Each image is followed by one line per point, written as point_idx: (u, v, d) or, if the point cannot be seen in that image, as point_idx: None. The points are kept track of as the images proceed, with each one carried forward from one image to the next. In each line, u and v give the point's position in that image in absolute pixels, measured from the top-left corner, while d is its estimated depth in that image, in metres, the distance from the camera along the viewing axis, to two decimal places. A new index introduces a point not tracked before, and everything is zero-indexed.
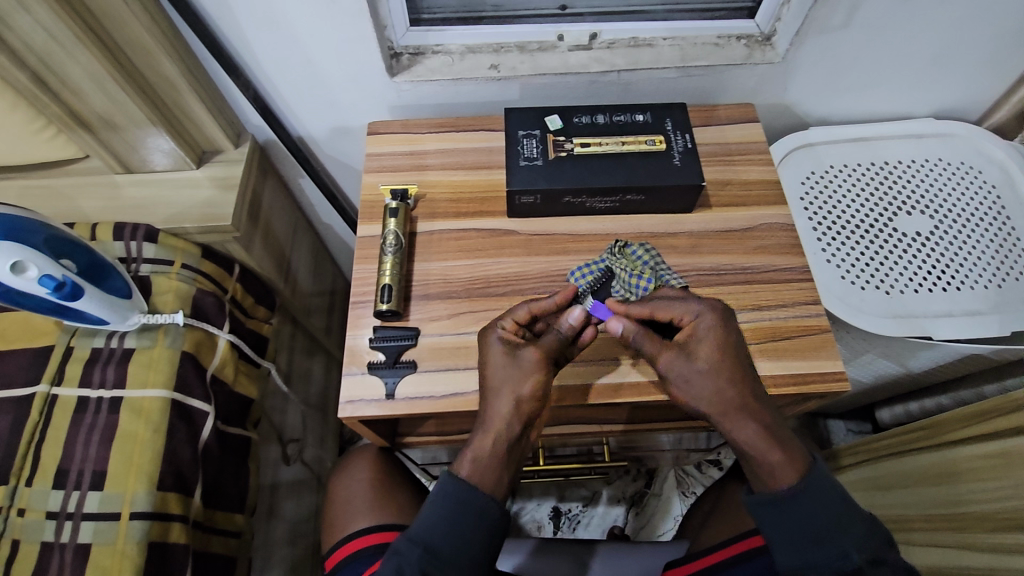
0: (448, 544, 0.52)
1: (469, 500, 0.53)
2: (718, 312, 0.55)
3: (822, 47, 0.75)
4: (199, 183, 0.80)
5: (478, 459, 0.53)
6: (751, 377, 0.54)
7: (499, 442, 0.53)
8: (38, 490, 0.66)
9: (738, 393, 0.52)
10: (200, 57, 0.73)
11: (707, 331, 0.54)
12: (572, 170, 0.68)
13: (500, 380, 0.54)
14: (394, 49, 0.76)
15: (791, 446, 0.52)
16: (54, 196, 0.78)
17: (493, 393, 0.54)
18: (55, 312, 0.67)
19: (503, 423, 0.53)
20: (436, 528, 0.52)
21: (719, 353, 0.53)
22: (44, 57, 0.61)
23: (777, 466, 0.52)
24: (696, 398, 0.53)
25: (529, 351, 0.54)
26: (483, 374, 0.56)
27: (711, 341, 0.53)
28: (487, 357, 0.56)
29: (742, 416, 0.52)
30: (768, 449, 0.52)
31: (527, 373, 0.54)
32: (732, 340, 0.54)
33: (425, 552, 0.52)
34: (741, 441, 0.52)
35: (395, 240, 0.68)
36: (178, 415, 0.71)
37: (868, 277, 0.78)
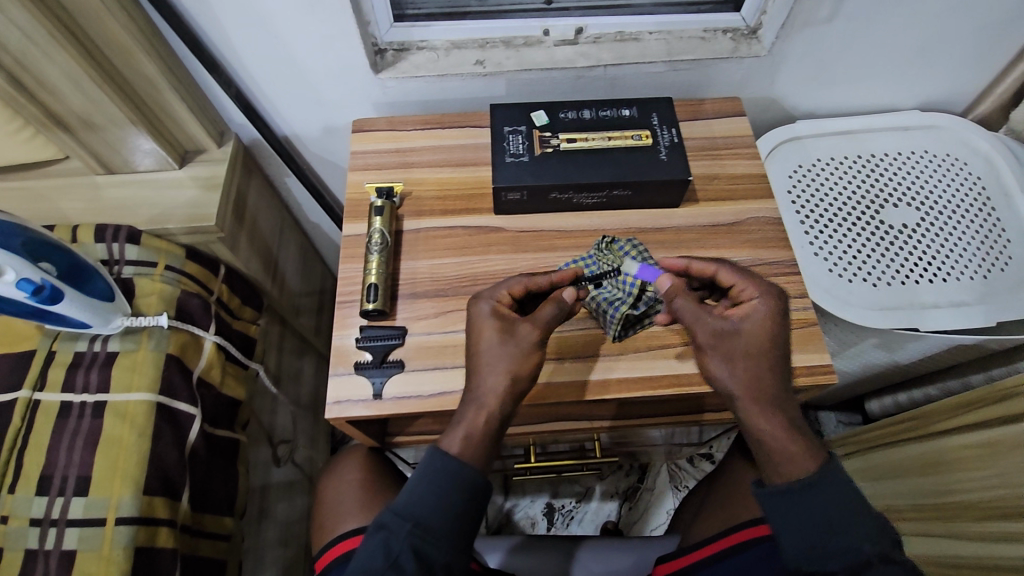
0: (437, 517, 0.51)
1: (458, 473, 0.51)
2: (775, 295, 0.57)
3: (807, 40, 0.75)
4: (182, 184, 0.79)
5: (470, 436, 0.52)
6: (787, 366, 0.55)
7: (480, 426, 0.52)
8: (22, 497, 0.65)
9: (775, 380, 0.53)
10: (180, 54, 0.72)
11: (760, 314, 0.55)
12: (559, 167, 0.67)
13: (494, 356, 0.53)
14: (378, 45, 0.75)
15: (808, 438, 0.53)
16: (34, 198, 0.77)
17: (485, 368, 0.53)
18: (34, 316, 0.66)
19: (491, 404, 0.52)
20: (425, 502, 0.51)
21: (767, 340, 0.54)
22: (18, 56, 0.60)
23: (794, 456, 0.52)
24: (730, 372, 0.53)
25: (528, 328, 0.54)
26: (473, 349, 0.55)
27: (761, 324, 0.55)
28: (482, 329, 0.55)
29: (772, 401, 0.53)
30: (787, 439, 0.52)
31: (522, 353, 0.53)
32: (782, 327, 0.56)
33: (414, 527, 0.50)
34: (762, 428, 0.53)
35: (380, 239, 0.67)
36: (163, 418, 0.70)
37: (855, 270, 0.79)
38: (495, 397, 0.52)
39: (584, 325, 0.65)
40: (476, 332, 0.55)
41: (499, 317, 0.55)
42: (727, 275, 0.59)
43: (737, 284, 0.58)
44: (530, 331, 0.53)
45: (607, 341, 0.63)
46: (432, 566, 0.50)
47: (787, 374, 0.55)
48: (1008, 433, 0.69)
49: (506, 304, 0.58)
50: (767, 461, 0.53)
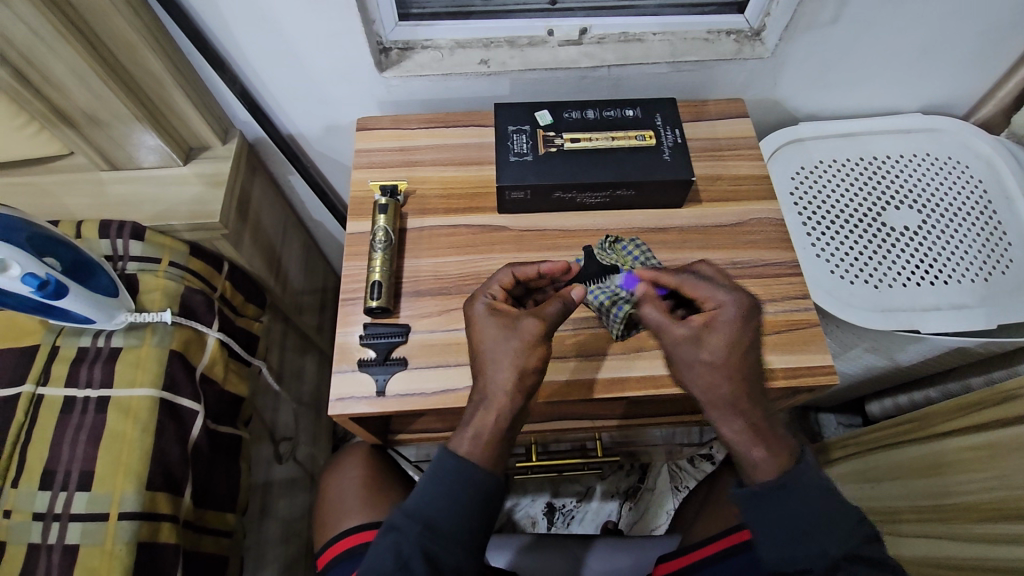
0: (446, 520, 0.51)
1: (469, 475, 0.51)
2: (744, 302, 0.53)
3: (810, 43, 0.75)
4: (187, 181, 0.80)
5: (481, 435, 0.51)
6: (755, 372, 0.53)
7: (490, 426, 0.52)
8: (25, 492, 0.65)
9: (738, 388, 0.52)
10: (185, 51, 0.72)
11: (724, 323, 0.53)
12: (562, 166, 0.67)
13: (499, 353, 0.53)
14: (383, 44, 0.76)
15: (775, 441, 0.52)
16: (38, 194, 0.77)
17: (491, 366, 0.52)
18: (38, 311, 0.66)
19: (500, 401, 0.52)
20: (435, 503, 0.51)
21: (729, 348, 0.52)
22: (25, 52, 0.60)
23: (760, 460, 0.52)
24: (693, 379, 0.53)
25: (531, 321, 0.53)
26: (476, 348, 0.54)
27: (726, 332, 0.52)
28: (484, 327, 0.54)
29: (735, 408, 0.52)
30: (752, 443, 0.52)
31: (527, 347, 0.52)
32: (748, 335, 0.53)
33: (424, 528, 0.51)
34: (728, 432, 0.52)
35: (384, 237, 0.68)
36: (166, 414, 0.70)
37: (857, 272, 0.79)
38: (504, 394, 0.52)
39: (587, 324, 0.65)
40: (478, 330, 0.55)
41: (499, 314, 0.55)
42: (692, 283, 0.55)
43: (701, 291, 0.55)
44: (534, 326, 0.53)
45: (609, 340, 0.64)
46: (441, 569, 0.50)
47: (754, 381, 0.53)
48: (1009, 435, 0.69)
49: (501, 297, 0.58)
50: (736, 461, 0.53)
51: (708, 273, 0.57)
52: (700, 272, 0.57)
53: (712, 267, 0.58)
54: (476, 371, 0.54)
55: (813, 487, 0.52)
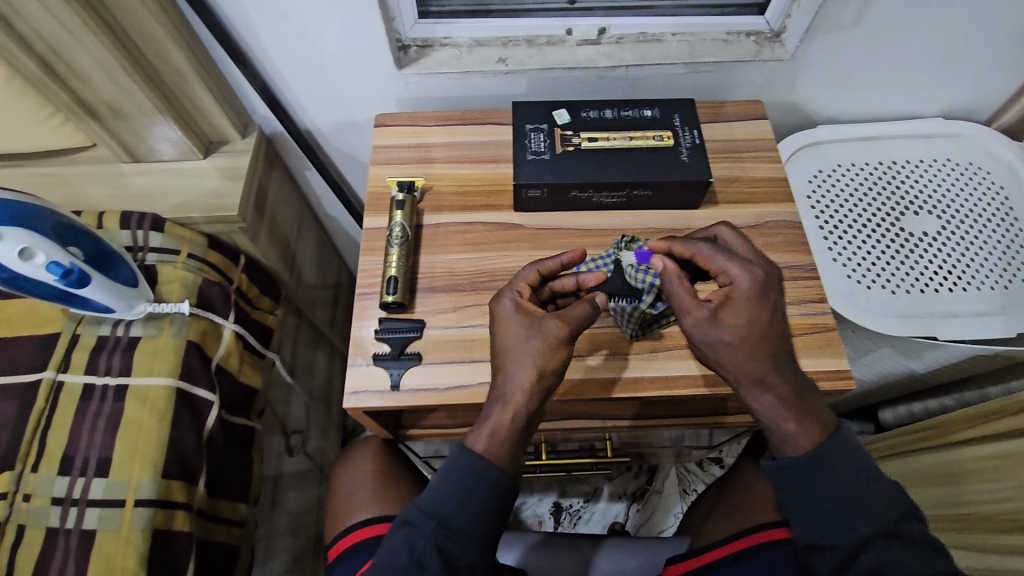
0: (460, 517, 0.51)
1: (482, 474, 0.51)
2: (762, 273, 0.51)
3: (832, 45, 0.75)
4: (206, 174, 0.80)
5: (496, 434, 0.51)
6: (781, 342, 0.51)
7: (506, 425, 0.51)
8: (44, 477, 0.66)
9: (764, 361, 0.49)
10: (207, 46, 0.73)
11: (743, 295, 0.50)
12: (580, 165, 0.67)
13: (521, 351, 0.52)
14: (403, 41, 0.76)
15: (807, 415, 0.51)
16: (61, 184, 0.78)
17: (512, 364, 0.52)
18: (61, 299, 0.67)
19: (519, 400, 0.51)
20: (449, 501, 0.51)
21: (751, 323, 0.50)
22: (52, 44, 0.61)
23: (794, 435, 0.51)
24: (716, 356, 0.50)
25: (555, 322, 0.53)
26: (498, 345, 0.54)
27: (746, 305, 0.50)
28: (507, 324, 0.54)
29: (765, 383, 0.50)
30: (785, 419, 0.50)
31: (547, 344, 0.52)
32: (770, 305, 0.51)
33: (438, 525, 0.51)
34: (759, 409, 0.51)
35: (401, 232, 0.68)
36: (183, 404, 0.71)
37: (874, 277, 0.78)
38: (521, 394, 0.51)
39: (601, 323, 0.65)
40: (501, 327, 0.54)
41: (524, 312, 0.55)
42: (709, 254, 0.53)
43: (717, 263, 0.53)
44: (558, 328, 0.52)
45: (623, 340, 0.64)
46: (454, 563, 0.51)
47: (780, 353, 0.50)
48: None
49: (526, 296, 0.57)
50: (770, 438, 0.52)
51: (728, 241, 0.57)
52: (716, 244, 0.55)
53: (731, 236, 0.57)
54: (496, 368, 0.54)
55: (834, 491, 0.51)
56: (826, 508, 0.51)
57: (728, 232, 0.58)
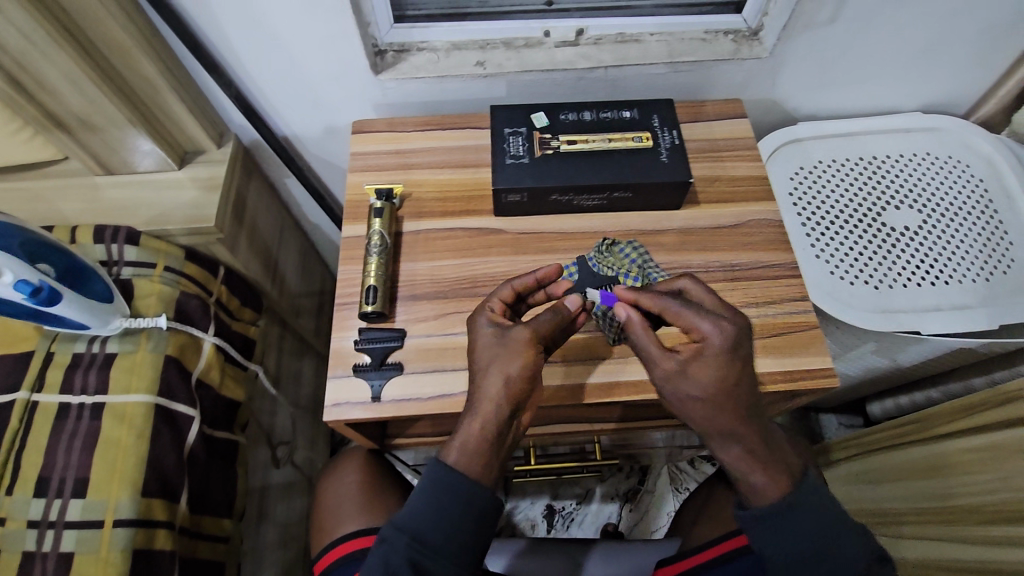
0: (433, 533, 0.50)
1: (455, 487, 0.50)
2: (721, 330, 0.51)
3: (809, 42, 0.75)
4: (183, 185, 0.79)
5: (466, 444, 0.51)
6: (749, 397, 0.51)
7: (476, 434, 0.51)
8: (19, 499, 0.65)
9: (732, 417, 0.50)
10: (179, 54, 0.72)
11: (711, 354, 0.50)
12: (559, 169, 0.67)
13: (487, 361, 0.53)
14: (379, 46, 0.75)
15: (775, 465, 0.50)
16: (33, 199, 0.77)
17: (480, 374, 0.52)
18: (33, 317, 0.66)
19: (486, 409, 0.51)
20: (423, 516, 0.50)
21: (721, 379, 0.50)
22: (17, 57, 0.60)
23: (761, 486, 0.50)
24: (683, 410, 0.51)
25: (521, 330, 0.53)
26: (470, 357, 0.54)
27: (716, 362, 0.50)
28: (478, 335, 0.55)
29: (731, 436, 0.50)
30: (752, 472, 0.50)
31: (516, 355, 0.52)
32: (734, 363, 0.50)
33: (412, 541, 0.50)
34: (727, 460, 0.51)
35: (380, 241, 0.67)
36: (162, 420, 0.70)
37: (857, 272, 0.78)
38: (489, 402, 0.51)
39: (584, 328, 0.64)
40: (473, 339, 0.55)
41: (496, 326, 0.55)
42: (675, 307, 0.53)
43: (684, 318, 0.52)
44: (522, 333, 0.53)
45: (606, 343, 0.63)
46: None
47: (750, 409, 0.50)
48: (1011, 436, 0.68)
49: (500, 312, 0.58)
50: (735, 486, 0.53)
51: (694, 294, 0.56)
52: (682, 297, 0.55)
53: (697, 284, 0.57)
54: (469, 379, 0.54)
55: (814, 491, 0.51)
56: (814, 509, 0.51)
57: (691, 281, 0.57)
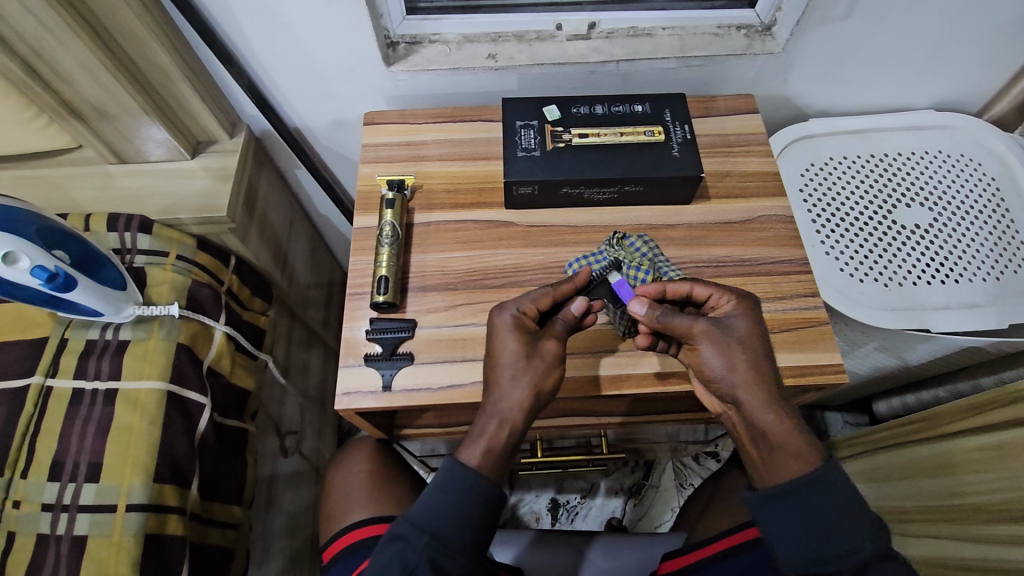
0: (452, 530, 0.51)
1: (472, 485, 0.51)
2: (750, 299, 0.55)
3: (822, 38, 0.75)
4: (194, 174, 0.80)
5: (492, 448, 0.52)
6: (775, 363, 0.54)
7: (501, 439, 0.52)
8: (34, 483, 0.66)
9: (771, 371, 0.52)
10: (193, 45, 0.72)
11: (742, 313, 0.54)
12: (571, 161, 0.67)
13: (517, 372, 0.53)
14: (391, 38, 0.75)
15: (809, 433, 0.51)
16: (46, 187, 0.77)
17: (508, 381, 0.53)
18: (48, 303, 0.67)
19: (514, 417, 0.52)
20: (440, 513, 0.51)
21: (756, 335, 0.53)
22: (34, 45, 0.60)
23: (800, 450, 0.51)
24: (726, 364, 0.52)
25: (551, 343, 0.54)
26: (495, 359, 0.54)
27: (746, 320, 0.53)
28: (506, 340, 0.54)
29: (772, 393, 0.51)
30: (793, 433, 0.51)
31: (546, 369, 0.53)
32: (763, 327, 0.54)
33: (430, 539, 0.50)
34: (767, 419, 0.51)
35: (391, 232, 0.67)
36: (174, 406, 0.70)
37: (867, 269, 0.78)
38: (519, 411, 0.52)
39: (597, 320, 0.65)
40: (499, 343, 0.54)
41: (523, 329, 0.55)
42: (701, 283, 0.56)
43: (714, 292, 0.56)
44: (553, 348, 0.54)
45: (615, 336, 0.64)
46: None
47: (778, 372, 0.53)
48: (1018, 436, 0.68)
49: (530, 315, 0.57)
50: (760, 460, 0.52)
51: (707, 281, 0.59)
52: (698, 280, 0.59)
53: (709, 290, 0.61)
54: (486, 383, 0.54)
55: (819, 488, 0.50)
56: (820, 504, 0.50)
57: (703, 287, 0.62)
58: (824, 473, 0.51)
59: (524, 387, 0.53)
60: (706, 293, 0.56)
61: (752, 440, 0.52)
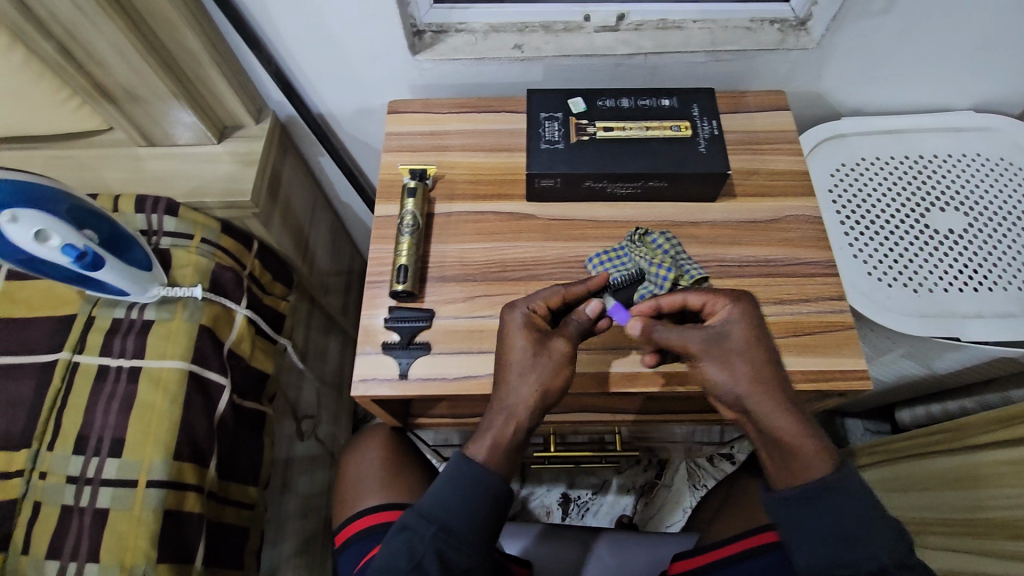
0: (461, 521, 0.51)
1: (482, 479, 0.51)
2: (744, 300, 0.54)
3: (859, 34, 0.72)
4: (220, 159, 0.81)
5: (499, 445, 0.52)
6: (781, 367, 0.52)
7: (509, 435, 0.52)
8: (59, 455, 0.67)
9: (774, 377, 0.51)
10: (222, 30, 0.73)
11: (736, 322, 0.52)
12: (594, 154, 0.66)
13: (527, 369, 0.52)
14: (417, 26, 0.75)
15: (821, 436, 0.50)
16: (78, 167, 0.79)
17: (517, 379, 0.52)
18: (77, 281, 0.68)
19: (522, 414, 0.52)
20: (449, 505, 0.51)
21: (751, 341, 0.52)
22: (67, 27, 0.61)
23: (812, 456, 0.49)
24: (726, 376, 0.51)
25: (560, 342, 0.54)
26: (504, 356, 0.54)
27: (742, 328, 0.52)
28: (515, 337, 0.54)
29: (779, 401, 0.50)
30: (805, 439, 0.49)
31: (555, 367, 0.53)
32: (762, 330, 0.53)
33: (439, 530, 0.51)
34: (777, 427, 0.49)
35: (412, 220, 0.67)
36: (195, 387, 0.72)
37: (895, 274, 0.76)
38: (525, 409, 0.52)
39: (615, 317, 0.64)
40: (508, 341, 0.54)
41: (535, 326, 0.55)
42: (695, 292, 0.55)
43: (707, 300, 0.54)
44: (564, 346, 0.53)
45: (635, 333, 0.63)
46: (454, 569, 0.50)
47: (784, 378, 0.52)
48: None
49: (542, 314, 0.56)
50: (774, 467, 0.51)
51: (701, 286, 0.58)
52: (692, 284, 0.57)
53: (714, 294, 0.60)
54: (496, 380, 0.54)
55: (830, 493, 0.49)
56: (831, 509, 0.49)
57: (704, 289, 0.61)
58: (843, 477, 0.50)
59: (532, 384, 0.52)
60: (701, 300, 0.54)
61: (763, 445, 0.51)
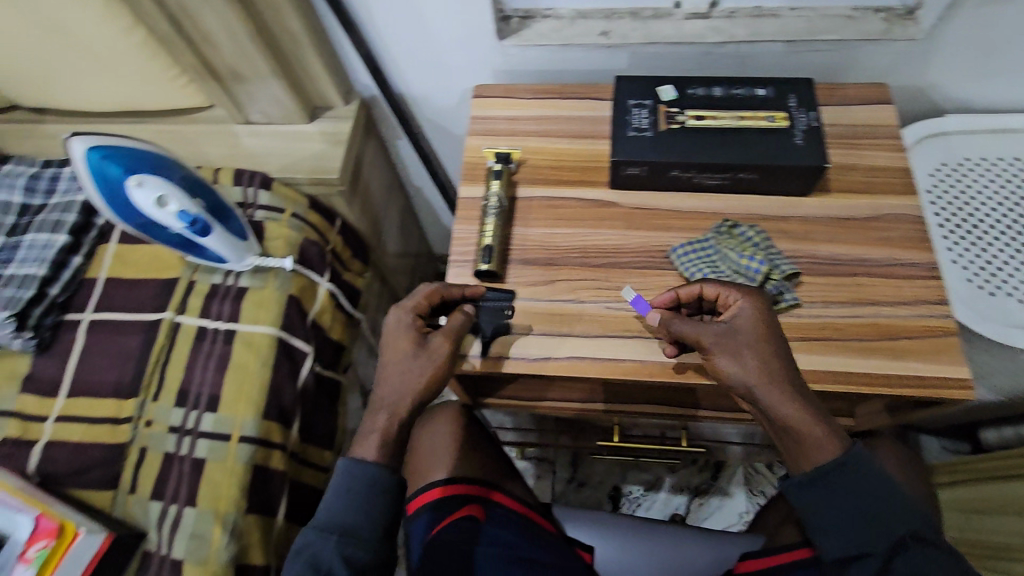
0: (361, 523, 0.53)
1: (363, 481, 0.54)
2: (757, 294, 0.56)
3: (976, 24, 0.68)
4: (311, 137, 0.84)
5: (387, 438, 0.56)
6: (790, 358, 0.54)
7: (387, 428, 0.56)
8: (163, 406, 0.73)
9: (785, 367, 0.53)
10: (319, 13, 0.75)
11: (748, 315, 0.55)
12: (683, 143, 0.65)
13: (405, 366, 0.57)
14: (505, 12, 0.76)
15: (830, 422, 0.52)
16: (183, 142, 0.85)
17: (395, 376, 0.57)
18: (181, 247, 0.74)
19: (401, 405, 0.57)
20: (343, 511, 0.53)
21: (761, 332, 0.54)
22: (185, 7, 0.65)
23: (822, 439, 0.51)
24: (739, 367, 0.53)
25: (439, 341, 0.58)
26: (387, 355, 0.59)
27: (752, 321, 0.54)
28: (399, 339, 0.58)
29: (791, 388, 0.52)
30: (815, 425, 0.52)
31: (429, 363, 0.57)
32: (773, 323, 0.55)
33: (339, 537, 0.52)
34: (788, 413, 0.52)
35: (497, 203, 0.68)
36: (283, 353, 0.76)
37: (999, 282, 0.73)
38: (408, 400, 0.57)
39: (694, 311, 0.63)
40: (390, 341, 0.59)
41: (416, 329, 0.59)
42: (709, 283, 0.57)
43: (721, 292, 0.57)
44: (442, 344, 0.58)
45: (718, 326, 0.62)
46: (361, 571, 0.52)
47: (792, 368, 0.54)
48: None
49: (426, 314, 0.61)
50: (786, 451, 0.54)
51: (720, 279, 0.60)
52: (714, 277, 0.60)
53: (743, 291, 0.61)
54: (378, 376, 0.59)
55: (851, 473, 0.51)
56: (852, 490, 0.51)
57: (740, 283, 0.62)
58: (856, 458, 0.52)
59: (413, 380, 0.57)
60: (715, 293, 0.57)
61: (774, 432, 0.54)
